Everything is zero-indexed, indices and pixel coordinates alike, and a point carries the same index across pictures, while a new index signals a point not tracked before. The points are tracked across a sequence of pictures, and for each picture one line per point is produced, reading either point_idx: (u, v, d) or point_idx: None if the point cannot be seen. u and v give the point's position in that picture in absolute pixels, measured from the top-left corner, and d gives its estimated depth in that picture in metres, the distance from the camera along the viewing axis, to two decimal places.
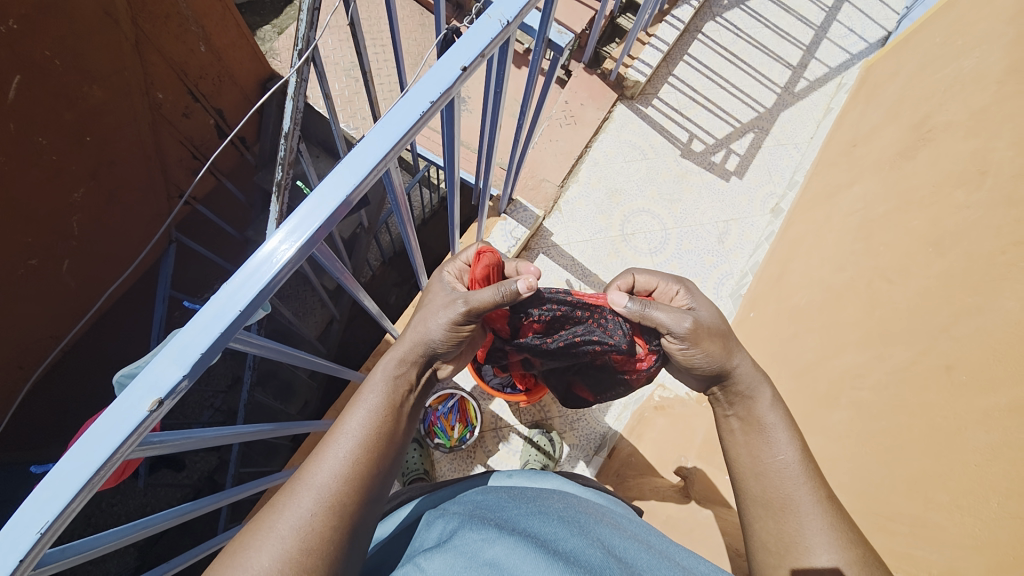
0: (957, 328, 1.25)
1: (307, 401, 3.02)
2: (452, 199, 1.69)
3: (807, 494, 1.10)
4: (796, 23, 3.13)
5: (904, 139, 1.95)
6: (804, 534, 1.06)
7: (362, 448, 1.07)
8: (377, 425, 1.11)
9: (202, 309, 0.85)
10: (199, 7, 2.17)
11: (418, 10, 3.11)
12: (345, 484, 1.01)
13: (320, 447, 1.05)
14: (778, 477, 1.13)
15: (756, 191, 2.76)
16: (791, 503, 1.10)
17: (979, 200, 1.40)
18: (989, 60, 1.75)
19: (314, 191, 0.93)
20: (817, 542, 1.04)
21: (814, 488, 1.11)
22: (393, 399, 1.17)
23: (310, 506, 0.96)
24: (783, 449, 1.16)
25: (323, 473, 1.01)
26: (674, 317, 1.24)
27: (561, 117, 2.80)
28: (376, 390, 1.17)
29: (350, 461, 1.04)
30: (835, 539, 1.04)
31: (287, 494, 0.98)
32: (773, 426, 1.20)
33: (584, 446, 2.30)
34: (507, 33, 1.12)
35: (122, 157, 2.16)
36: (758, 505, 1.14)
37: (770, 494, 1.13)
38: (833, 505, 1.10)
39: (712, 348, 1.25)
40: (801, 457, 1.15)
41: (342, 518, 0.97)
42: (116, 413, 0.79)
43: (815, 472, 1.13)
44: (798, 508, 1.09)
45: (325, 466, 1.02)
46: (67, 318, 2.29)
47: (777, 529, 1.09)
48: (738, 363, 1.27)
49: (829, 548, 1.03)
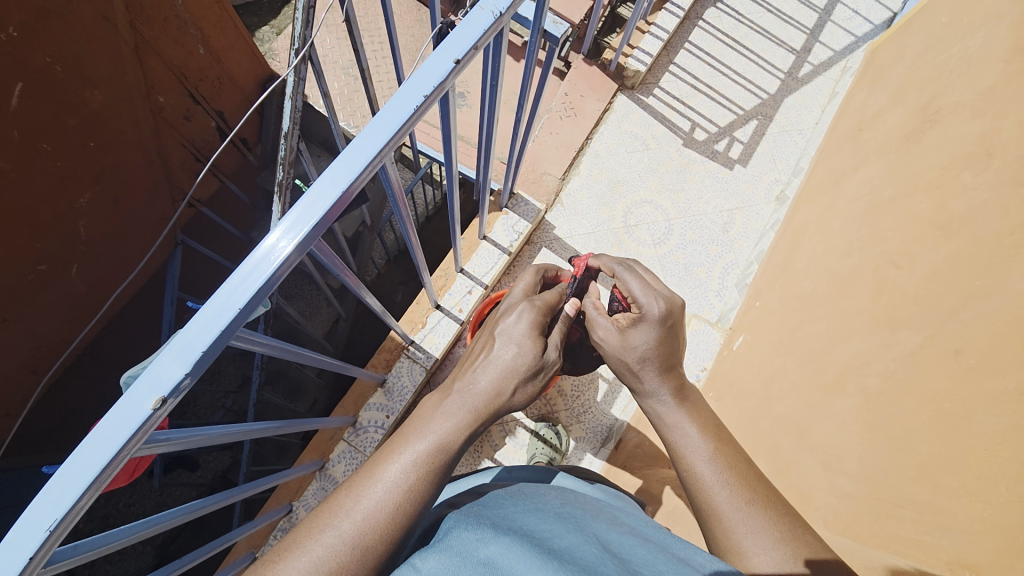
0: (966, 312, 1.23)
1: (315, 400, 3.04)
2: (452, 195, 1.68)
3: (728, 501, 1.05)
4: (799, 7, 3.08)
5: (910, 122, 1.91)
6: (737, 539, 1.00)
7: (403, 491, 0.95)
8: (430, 466, 1.00)
9: (202, 308, 0.85)
10: (196, 9, 2.18)
11: (416, 6, 3.10)
12: (377, 525, 0.90)
13: (364, 482, 0.95)
14: (698, 489, 1.09)
15: (761, 178, 2.72)
16: (713, 511, 1.06)
17: (987, 181, 1.38)
18: (995, 39, 1.71)
19: (311, 188, 0.93)
20: (748, 543, 0.99)
21: (735, 491, 1.06)
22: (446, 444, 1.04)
23: (338, 546, 0.87)
24: (698, 462, 1.12)
25: (356, 511, 0.91)
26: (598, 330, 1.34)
27: (561, 109, 2.77)
28: (439, 426, 1.06)
29: (387, 503, 0.93)
30: (770, 538, 0.98)
31: (316, 532, 0.88)
32: (689, 441, 1.17)
33: (591, 439, 2.30)
34: (500, 24, 1.12)
35: (127, 163, 2.19)
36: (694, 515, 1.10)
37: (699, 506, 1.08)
38: (772, 504, 1.04)
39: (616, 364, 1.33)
40: (717, 464, 1.11)
41: (370, 560, 0.88)
42: (120, 412, 0.80)
43: (737, 475, 1.09)
44: (726, 518, 1.03)
45: (361, 503, 0.92)
46: (76, 322, 2.33)
47: (710, 535, 1.06)
48: (636, 386, 1.29)
49: (766, 549, 0.97)
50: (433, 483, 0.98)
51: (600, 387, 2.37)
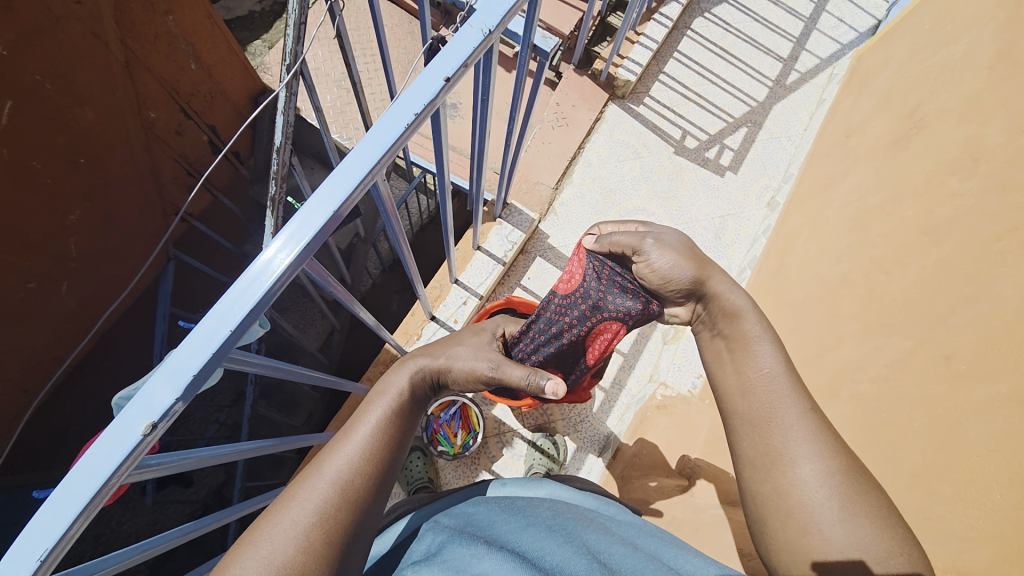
0: (954, 317, 1.25)
1: (311, 413, 3.01)
2: (444, 206, 1.68)
3: (792, 405, 1.01)
4: (785, 16, 3.12)
5: (897, 129, 1.95)
6: (788, 446, 0.97)
7: (381, 440, 0.99)
8: (396, 415, 1.05)
9: (195, 329, 0.85)
10: (187, 25, 2.19)
11: (407, 18, 3.12)
12: (363, 474, 0.93)
13: (341, 435, 0.98)
14: (763, 391, 1.05)
15: (752, 185, 2.75)
16: (775, 415, 1.01)
17: (973, 187, 1.40)
18: (978, 46, 1.75)
19: (306, 204, 0.93)
20: (800, 451, 0.96)
21: (799, 399, 1.03)
22: (410, 399, 1.10)
23: (327, 496, 0.88)
24: (768, 361, 1.08)
25: (341, 463, 0.93)
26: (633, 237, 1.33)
27: (553, 119, 2.80)
28: (400, 382, 1.11)
29: (371, 453, 0.96)
30: (817, 451, 0.95)
31: (303, 483, 0.89)
32: (758, 341, 1.12)
33: (589, 448, 2.29)
34: (490, 41, 1.13)
35: (118, 179, 2.18)
36: (739, 424, 1.05)
37: (755, 410, 1.03)
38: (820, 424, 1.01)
39: (677, 258, 1.25)
40: (787, 370, 1.07)
41: (355, 507, 0.90)
42: (111, 437, 0.79)
43: (802, 385, 1.05)
44: (783, 421, 1.00)
45: (343, 455, 0.94)
46: (66, 340, 2.31)
47: (762, 444, 1.00)
48: (705, 273, 1.23)
49: (814, 459, 0.94)
50: (403, 426, 1.05)
51: (596, 396, 2.37)
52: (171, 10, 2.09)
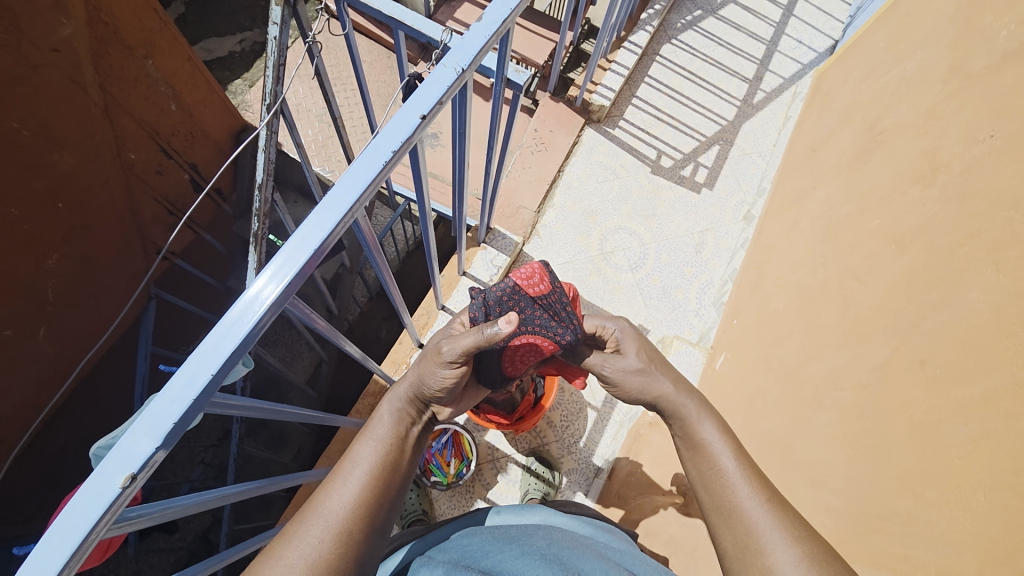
0: (926, 323, 1.29)
1: (300, 449, 2.94)
2: (427, 235, 1.69)
3: (750, 496, 1.03)
4: (748, 40, 3.28)
5: (859, 142, 2.04)
6: (755, 535, 0.98)
7: (371, 475, 1.04)
8: (385, 453, 1.10)
9: (177, 373, 0.84)
10: (167, 68, 2.23)
11: (385, 54, 3.21)
12: (355, 510, 0.97)
13: (335, 474, 1.03)
14: (719, 484, 1.07)
15: (727, 200, 2.83)
16: (736, 507, 1.03)
17: (933, 196, 1.47)
18: (928, 63, 1.85)
19: (287, 243, 0.94)
20: (768, 541, 0.96)
21: (756, 490, 1.04)
22: (397, 431, 1.16)
23: (321, 535, 0.92)
24: (721, 456, 1.11)
25: (334, 502, 0.97)
26: (596, 360, 1.43)
27: (532, 144, 2.87)
28: (387, 420, 1.17)
29: (363, 489, 1.01)
30: (783, 538, 0.96)
31: (299, 524, 0.94)
32: (711, 437, 1.16)
33: (583, 470, 2.28)
34: (464, 79, 1.17)
35: (97, 221, 2.16)
36: (710, 516, 1.07)
37: (719, 501, 1.06)
38: (782, 507, 1.02)
39: (630, 381, 1.36)
40: (741, 462, 1.10)
41: (352, 544, 0.94)
42: (89, 492, 0.77)
43: (758, 474, 1.07)
44: (743, 511, 1.02)
45: (336, 494, 0.99)
46: (43, 387, 2.24)
47: (732, 534, 1.02)
48: (662, 392, 1.30)
49: (781, 548, 0.95)
50: (393, 461, 1.09)
51: (589, 416, 2.37)
52: (150, 54, 2.12)
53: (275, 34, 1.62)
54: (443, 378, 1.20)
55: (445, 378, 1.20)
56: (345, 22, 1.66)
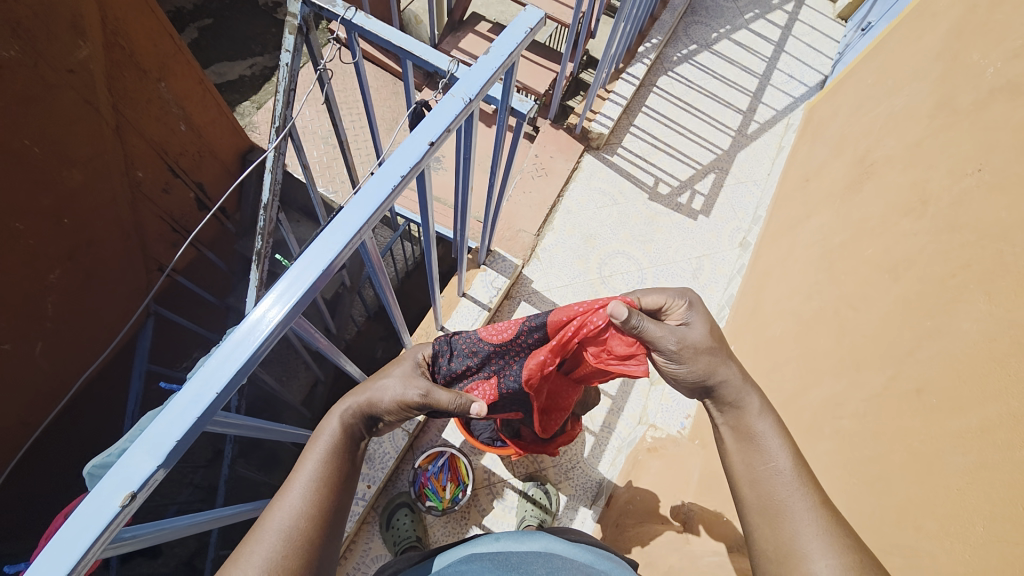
0: (921, 352, 1.30)
1: (292, 470, 2.86)
2: (429, 257, 1.72)
3: (800, 499, 1.06)
4: (741, 73, 3.40)
5: (851, 173, 2.10)
6: (799, 540, 1.01)
7: (321, 485, 1.04)
8: (333, 466, 1.09)
9: (181, 391, 0.85)
10: (178, 91, 2.29)
11: (391, 80, 3.30)
12: (308, 520, 0.98)
13: (284, 485, 1.02)
14: (770, 482, 1.11)
15: (723, 227, 2.88)
16: (783, 510, 1.06)
17: (924, 228, 1.51)
18: (915, 100, 1.93)
19: (295, 264, 0.96)
20: (813, 546, 0.99)
21: (807, 493, 1.08)
22: (345, 442, 1.15)
23: (275, 548, 0.93)
24: (776, 455, 1.14)
25: (282, 519, 0.97)
26: (662, 332, 1.28)
27: (532, 169, 2.93)
28: (335, 430, 1.15)
29: (311, 505, 1.00)
30: (826, 545, 0.99)
31: (250, 542, 0.93)
32: (764, 433, 1.18)
33: (582, 496, 2.24)
34: (470, 108, 1.22)
35: (101, 237, 2.18)
36: (753, 514, 1.11)
37: (765, 502, 1.09)
38: (827, 512, 1.05)
39: (698, 360, 1.29)
40: (794, 464, 1.12)
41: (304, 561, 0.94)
42: (86, 511, 0.76)
43: (811, 478, 1.10)
44: (791, 514, 1.05)
45: (284, 509, 0.98)
46: (35, 404, 2.21)
47: (774, 538, 1.04)
48: (735, 388, 1.28)
49: (826, 554, 0.97)
50: (341, 476, 1.08)
51: (587, 441, 2.34)
52: (164, 77, 2.19)
53: (287, 61, 1.68)
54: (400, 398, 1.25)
55: (405, 399, 1.25)
56: (355, 51, 1.72)
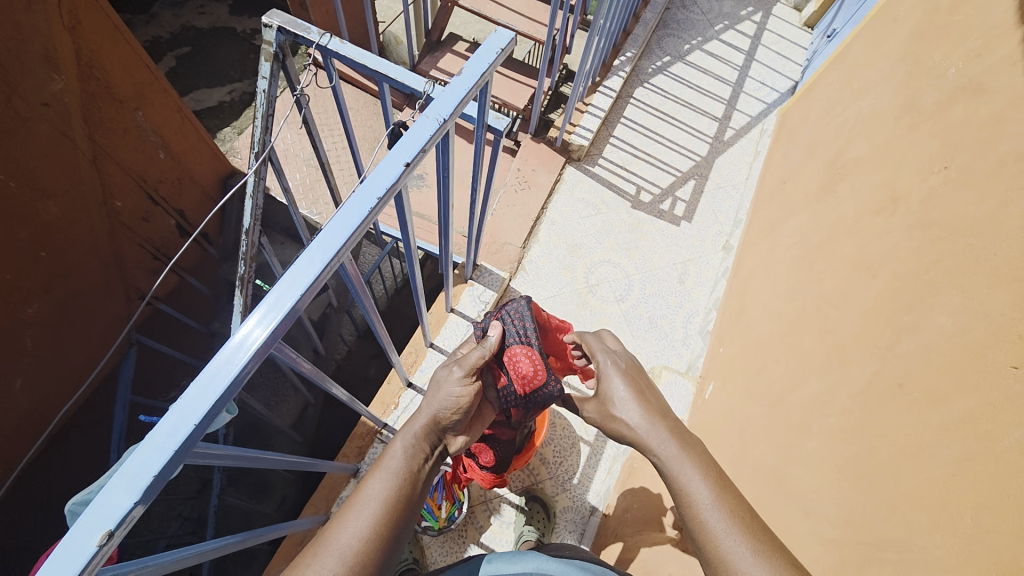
0: (901, 346, 1.33)
1: (285, 496, 2.83)
2: (414, 274, 1.72)
3: (735, 542, 0.97)
4: (715, 82, 3.50)
5: (825, 174, 2.15)
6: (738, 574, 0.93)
7: (386, 509, 1.03)
8: (397, 487, 1.08)
9: (159, 424, 0.83)
10: (156, 119, 2.28)
11: (371, 101, 3.34)
12: (368, 544, 0.96)
13: (346, 504, 1.02)
14: (701, 531, 1.02)
15: (706, 231, 2.93)
16: (721, 555, 0.97)
17: (897, 225, 1.55)
18: (881, 102, 1.99)
19: (274, 288, 0.95)
20: None
21: (725, 513, 1.02)
22: (412, 466, 1.15)
23: (332, 568, 0.91)
24: (701, 497, 1.07)
25: (345, 535, 0.96)
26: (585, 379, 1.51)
27: (515, 183, 2.96)
28: (398, 450, 1.16)
29: (372, 523, 0.99)
30: (765, 570, 0.91)
31: (308, 556, 0.93)
32: (685, 473, 1.13)
33: (579, 507, 2.23)
34: (446, 127, 1.24)
35: (79, 268, 2.14)
36: (704, 560, 1.01)
37: (703, 539, 1.01)
38: (754, 528, 1.00)
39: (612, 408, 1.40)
40: (719, 494, 1.07)
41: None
42: (64, 552, 0.74)
43: (741, 514, 1.02)
44: (728, 558, 0.96)
45: (347, 526, 0.97)
46: (13, 442, 2.15)
47: None
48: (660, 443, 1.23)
49: None
50: (402, 494, 1.07)
51: (581, 451, 2.34)
52: (140, 107, 2.18)
53: (264, 87, 1.68)
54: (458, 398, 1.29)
55: (459, 397, 1.29)
56: (332, 75, 1.74)
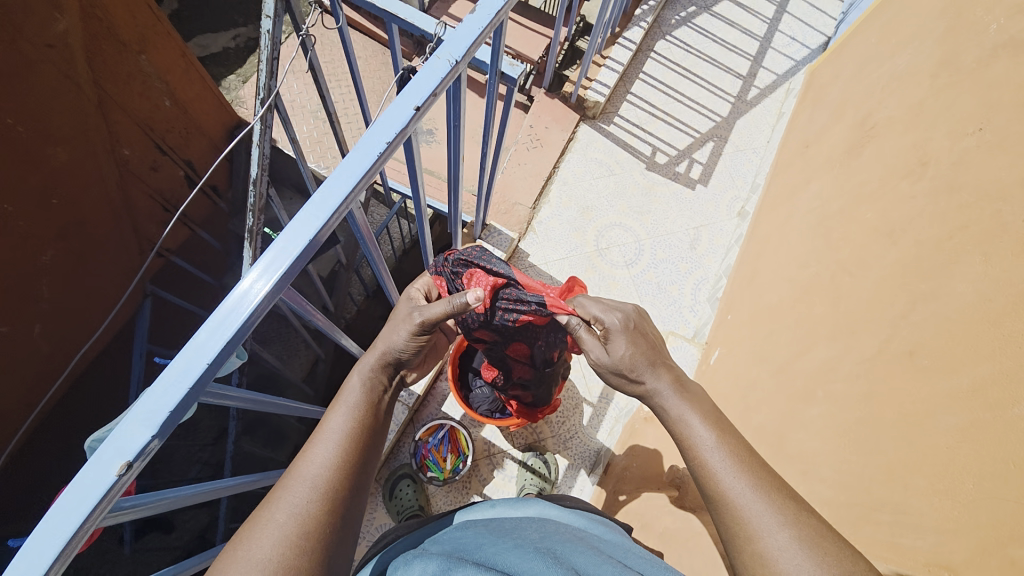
0: (915, 314, 1.30)
1: (297, 446, 2.95)
2: (423, 231, 1.70)
3: (735, 476, 1.01)
4: (741, 36, 3.30)
5: (851, 137, 2.06)
6: (750, 524, 0.94)
7: (349, 436, 1.06)
8: (360, 418, 1.11)
9: (171, 363, 0.85)
10: (160, 63, 2.22)
11: (379, 50, 3.21)
12: (336, 468, 1.00)
13: (312, 438, 1.04)
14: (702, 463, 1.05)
15: (722, 196, 2.84)
16: (721, 488, 1.01)
17: (923, 189, 1.48)
18: (918, 58, 1.87)
19: (280, 235, 0.94)
20: (759, 523, 0.93)
21: (743, 474, 1.00)
22: (371, 399, 1.17)
23: (306, 496, 0.94)
24: (699, 431, 1.11)
25: (312, 465, 0.99)
26: (591, 344, 1.41)
27: (527, 141, 2.87)
28: (355, 384, 1.19)
29: (338, 452, 1.02)
30: (776, 514, 0.94)
31: (281, 487, 0.95)
32: (689, 412, 1.16)
33: (581, 464, 2.29)
34: (457, 70, 1.18)
35: (91, 217, 2.15)
36: (712, 507, 1.02)
37: (712, 492, 1.02)
38: (753, 463, 1.03)
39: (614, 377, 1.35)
40: (723, 449, 1.06)
41: (337, 502, 0.96)
42: (85, 480, 0.77)
43: (739, 446, 1.06)
44: (728, 492, 0.99)
45: (315, 457, 1.00)
46: (37, 384, 2.23)
47: (724, 520, 0.99)
48: (660, 390, 1.25)
49: (776, 526, 0.92)
50: (368, 426, 1.10)
51: (584, 412, 2.38)
52: (144, 49, 2.12)
53: (268, 28, 1.61)
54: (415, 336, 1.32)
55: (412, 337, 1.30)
56: (338, 16, 1.66)
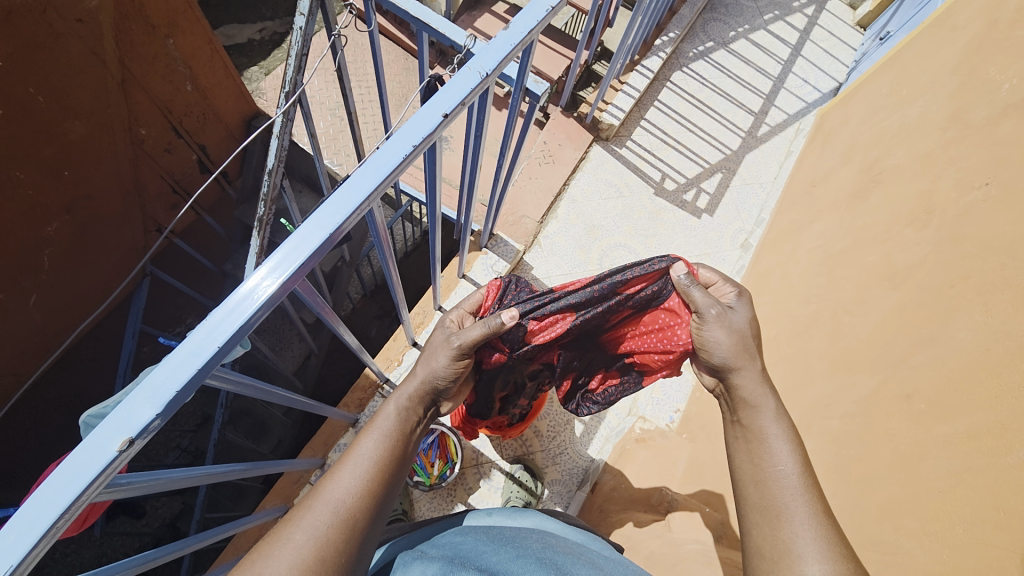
0: (914, 358, 1.32)
1: (280, 440, 2.92)
2: (433, 237, 1.70)
3: (802, 505, 1.03)
4: (756, 74, 3.38)
5: (858, 180, 2.11)
6: (795, 542, 0.98)
7: (376, 466, 1.07)
8: (389, 448, 1.11)
9: (178, 347, 0.85)
10: (187, 48, 2.24)
11: (403, 55, 3.27)
12: (360, 498, 1.00)
13: (341, 461, 1.05)
14: (776, 484, 1.07)
15: (726, 227, 2.88)
16: (785, 511, 1.03)
17: (927, 237, 1.52)
18: (929, 110, 1.92)
19: (299, 228, 0.95)
20: (808, 552, 0.96)
21: (811, 499, 1.04)
22: (403, 429, 1.17)
23: (327, 521, 0.95)
24: (783, 459, 1.10)
25: (338, 490, 1.00)
26: (708, 301, 1.26)
27: (540, 156, 2.93)
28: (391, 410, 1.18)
29: (362, 480, 1.03)
30: (823, 551, 0.95)
31: (304, 506, 0.96)
32: (773, 438, 1.14)
33: (567, 481, 2.28)
34: (486, 83, 1.21)
35: (99, 192, 2.14)
36: (752, 512, 1.08)
37: (767, 501, 1.06)
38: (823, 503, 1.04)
39: (727, 342, 1.25)
40: (805, 479, 1.07)
41: (354, 530, 0.96)
42: (84, 453, 0.77)
43: (815, 486, 1.06)
44: (793, 516, 1.01)
45: (341, 483, 1.01)
46: (27, 355, 2.20)
47: (771, 536, 1.02)
48: (764, 404, 1.20)
49: (821, 560, 0.94)
50: (395, 459, 1.10)
51: (576, 428, 2.37)
52: (172, 34, 2.13)
53: (301, 24, 1.63)
54: (449, 367, 1.26)
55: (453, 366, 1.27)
56: (370, 21, 1.68)
